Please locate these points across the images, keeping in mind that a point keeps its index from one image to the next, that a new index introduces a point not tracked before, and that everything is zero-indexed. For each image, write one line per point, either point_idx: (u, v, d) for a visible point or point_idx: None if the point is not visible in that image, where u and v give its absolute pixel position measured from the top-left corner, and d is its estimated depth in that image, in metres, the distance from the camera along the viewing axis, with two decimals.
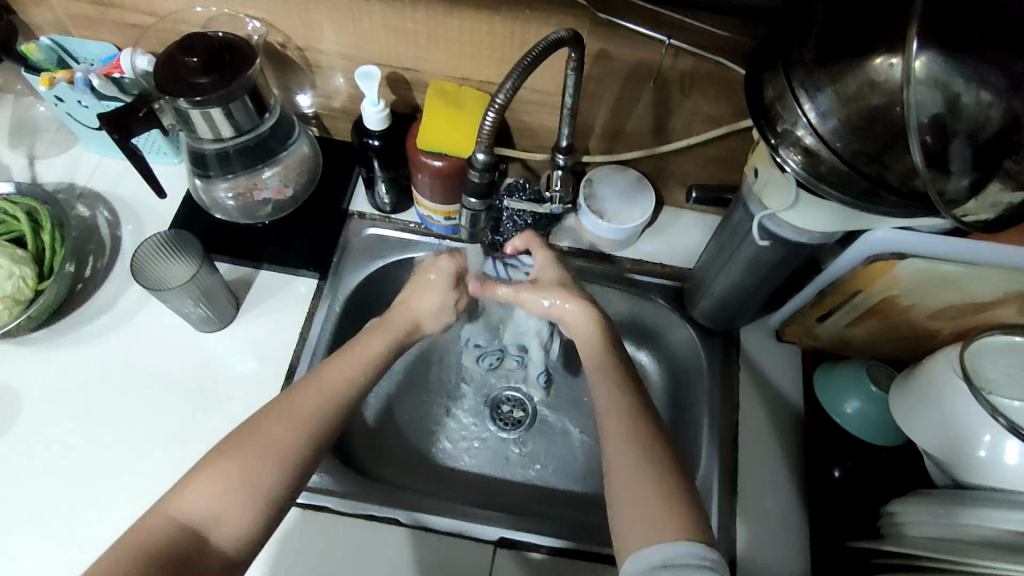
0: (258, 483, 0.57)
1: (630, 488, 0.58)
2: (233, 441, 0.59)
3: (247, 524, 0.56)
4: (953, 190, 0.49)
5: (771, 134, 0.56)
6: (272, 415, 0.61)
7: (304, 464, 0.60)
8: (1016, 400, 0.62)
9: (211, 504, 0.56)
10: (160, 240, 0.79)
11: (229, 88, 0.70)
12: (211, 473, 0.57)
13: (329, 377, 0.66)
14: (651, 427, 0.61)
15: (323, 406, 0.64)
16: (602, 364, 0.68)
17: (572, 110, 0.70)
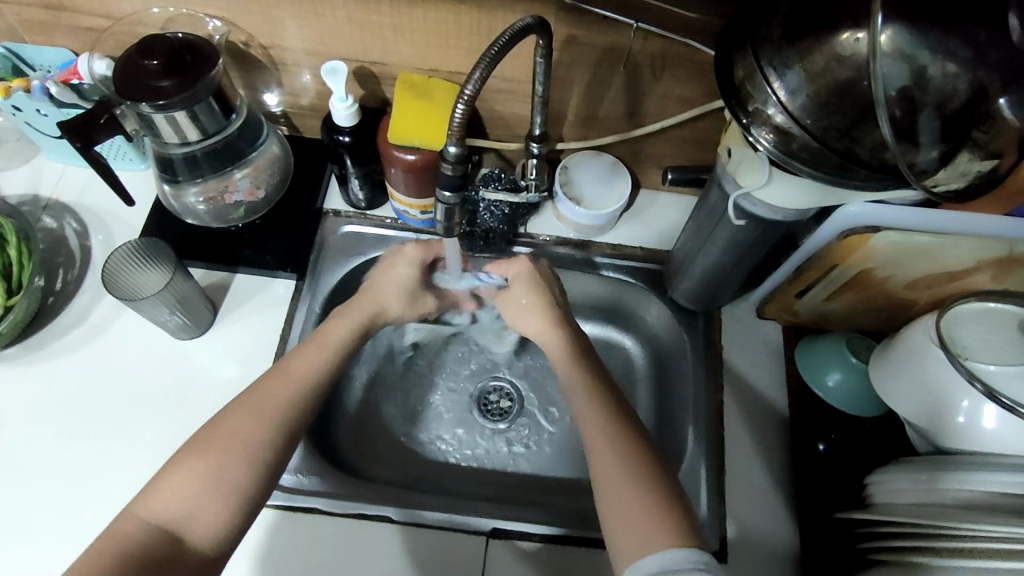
0: (229, 482, 0.58)
1: (616, 478, 0.61)
2: (203, 438, 0.60)
3: (218, 522, 0.57)
4: (923, 162, 0.50)
5: (742, 114, 0.56)
6: (233, 412, 0.62)
7: (273, 462, 0.61)
8: (992, 364, 0.62)
9: (180, 503, 0.56)
10: (134, 246, 0.77)
11: (193, 90, 0.68)
12: (180, 475, 0.57)
13: (286, 371, 0.67)
14: (627, 429, 0.64)
15: (288, 397, 0.65)
16: (573, 368, 0.72)
17: (543, 97, 0.69)
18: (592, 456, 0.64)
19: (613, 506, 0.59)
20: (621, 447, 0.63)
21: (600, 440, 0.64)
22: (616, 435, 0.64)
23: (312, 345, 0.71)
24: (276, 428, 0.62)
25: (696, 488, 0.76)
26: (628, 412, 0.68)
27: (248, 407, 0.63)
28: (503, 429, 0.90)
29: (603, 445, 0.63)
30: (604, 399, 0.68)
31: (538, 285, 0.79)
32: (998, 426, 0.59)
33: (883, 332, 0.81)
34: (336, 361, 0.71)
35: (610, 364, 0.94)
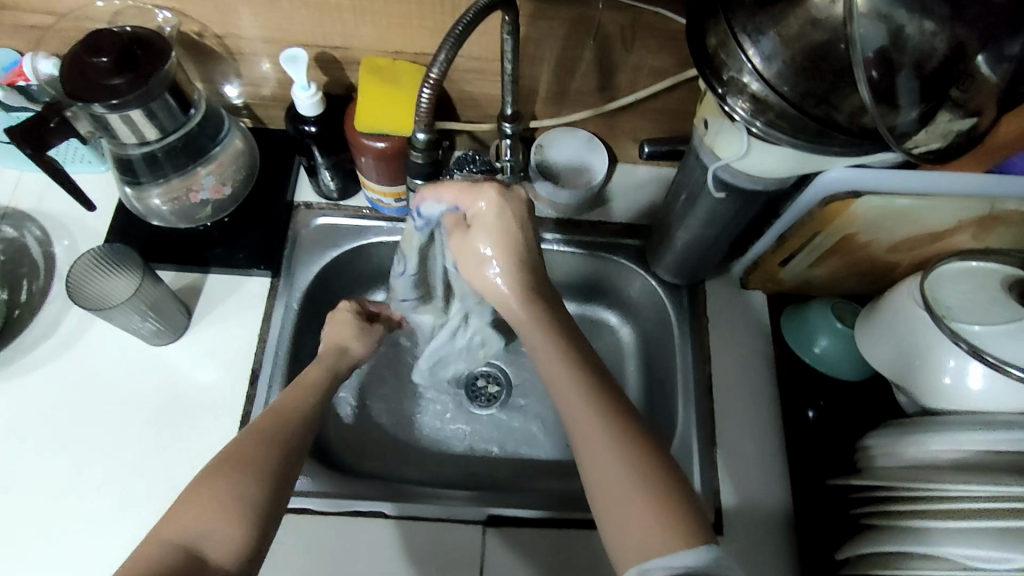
0: (244, 497, 0.55)
1: (611, 472, 0.56)
2: (217, 465, 0.58)
3: (234, 535, 0.54)
4: (903, 124, 0.49)
5: (716, 83, 0.54)
6: (242, 440, 0.60)
7: (280, 475, 0.59)
8: (976, 324, 0.61)
9: (202, 522, 0.54)
10: (98, 254, 0.75)
11: (147, 87, 0.65)
12: (190, 502, 0.55)
13: (278, 409, 0.65)
14: (616, 416, 0.59)
15: (276, 425, 0.63)
16: (554, 344, 0.65)
17: (513, 76, 0.67)
18: (583, 451, 0.59)
19: (613, 503, 0.55)
20: (613, 436, 0.58)
21: (587, 428, 0.59)
22: (605, 423, 0.59)
23: (292, 390, 0.69)
24: (280, 460, 0.60)
25: (689, 464, 0.76)
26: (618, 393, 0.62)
27: (257, 440, 0.60)
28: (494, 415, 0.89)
29: (592, 433, 0.58)
30: (588, 380, 0.62)
31: (506, 227, 0.66)
32: (984, 386, 0.60)
33: (868, 296, 0.81)
34: (318, 398, 0.69)
35: (597, 343, 0.93)
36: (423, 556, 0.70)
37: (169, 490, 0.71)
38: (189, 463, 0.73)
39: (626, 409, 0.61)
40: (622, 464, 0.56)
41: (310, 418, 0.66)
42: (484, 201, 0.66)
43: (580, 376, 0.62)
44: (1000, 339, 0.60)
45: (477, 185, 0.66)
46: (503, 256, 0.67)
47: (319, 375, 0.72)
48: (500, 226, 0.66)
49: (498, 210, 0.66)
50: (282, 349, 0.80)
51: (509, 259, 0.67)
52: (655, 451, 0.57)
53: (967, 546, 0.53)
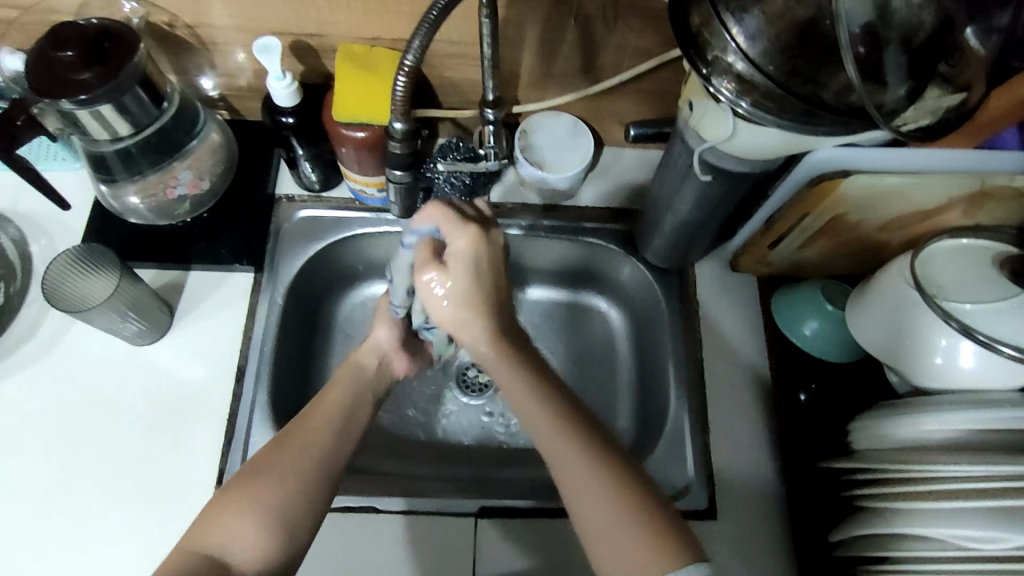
0: (272, 504, 0.56)
1: (589, 496, 0.55)
2: (254, 470, 0.58)
3: (264, 547, 0.54)
4: (892, 101, 0.47)
5: (701, 63, 0.52)
6: (280, 445, 0.60)
7: (325, 482, 0.59)
8: (968, 303, 0.61)
9: (235, 534, 0.54)
10: (74, 255, 0.73)
11: (117, 82, 0.63)
12: (228, 512, 0.55)
13: (317, 410, 0.65)
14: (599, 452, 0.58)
15: (328, 435, 0.63)
16: (528, 381, 0.63)
17: (493, 60, 0.66)
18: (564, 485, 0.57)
19: (599, 538, 0.54)
20: (587, 462, 0.57)
21: (560, 454, 0.58)
22: (577, 450, 0.57)
23: (334, 384, 0.69)
24: (320, 469, 0.60)
25: (682, 450, 0.75)
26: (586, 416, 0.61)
27: (297, 448, 0.60)
28: (486, 404, 0.89)
29: (575, 472, 0.57)
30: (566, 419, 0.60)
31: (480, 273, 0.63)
32: (976, 364, 0.59)
33: (857, 276, 0.80)
34: (357, 392, 0.70)
35: (588, 329, 0.92)
36: (419, 550, 0.70)
37: (157, 492, 0.70)
38: (178, 464, 0.72)
39: (598, 430, 0.60)
40: (602, 490, 0.55)
41: (350, 420, 0.66)
42: (461, 244, 0.62)
43: (548, 401, 0.61)
44: (991, 318, 0.59)
45: (460, 228, 0.62)
46: (469, 302, 0.64)
47: (355, 370, 0.72)
48: (472, 269, 0.63)
49: (473, 251, 0.62)
50: (268, 346, 0.79)
51: (472, 302, 0.65)
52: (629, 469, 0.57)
53: (961, 526, 0.53)
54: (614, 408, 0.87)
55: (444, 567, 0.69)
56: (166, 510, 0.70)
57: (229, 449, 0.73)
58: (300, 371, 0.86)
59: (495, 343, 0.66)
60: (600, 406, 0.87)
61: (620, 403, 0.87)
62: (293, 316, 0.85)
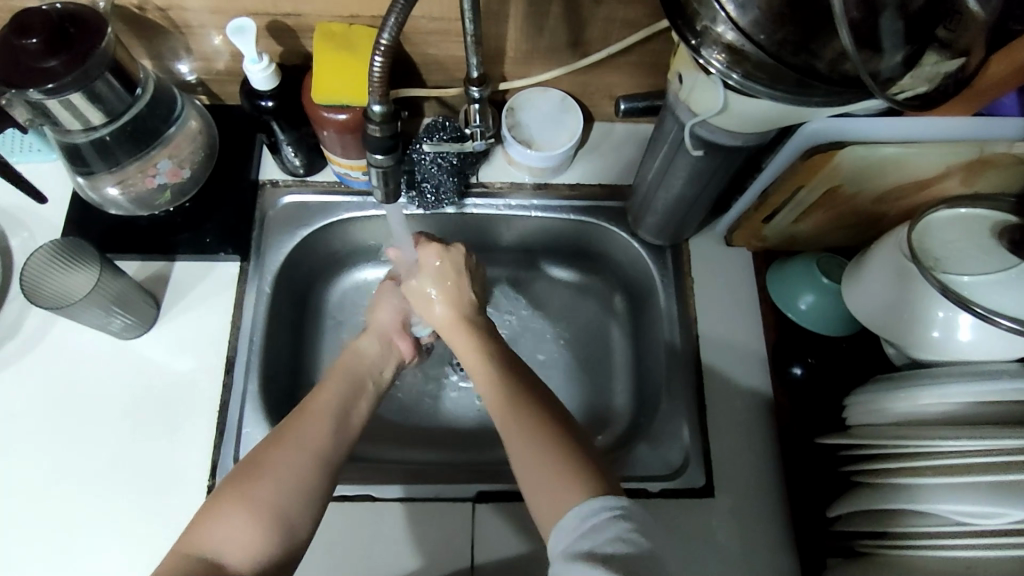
0: (269, 504, 0.55)
1: (547, 489, 0.55)
2: (248, 469, 0.57)
3: (263, 542, 0.54)
4: (886, 69, 0.45)
5: (690, 34, 0.51)
6: (269, 445, 0.60)
7: (325, 481, 0.59)
8: (965, 275, 0.59)
9: (232, 536, 0.53)
10: (52, 250, 0.72)
11: (84, 69, 0.61)
12: (222, 508, 0.55)
13: (311, 405, 0.64)
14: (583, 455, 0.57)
15: (327, 431, 0.62)
16: (521, 397, 0.63)
17: (475, 36, 0.63)
18: (531, 485, 0.57)
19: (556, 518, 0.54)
20: (554, 458, 0.57)
21: (526, 448, 0.58)
22: (542, 443, 0.58)
23: (336, 376, 0.69)
24: (314, 461, 0.59)
25: (679, 428, 0.75)
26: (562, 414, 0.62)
27: (295, 443, 0.60)
28: None
29: (552, 472, 0.56)
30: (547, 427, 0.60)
31: (450, 279, 0.76)
32: (973, 337, 0.58)
33: (854, 248, 0.79)
34: (354, 384, 0.69)
35: (581, 308, 0.91)
36: (414, 537, 0.69)
37: (149, 487, 0.70)
38: (169, 459, 0.71)
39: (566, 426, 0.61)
40: (562, 478, 0.55)
41: (347, 416, 0.65)
42: (427, 257, 0.77)
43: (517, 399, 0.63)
44: (989, 289, 0.58)
45: (424, 245, 0.77)
46: (439, 296, 0.75)
47: (354, 360, 0.72)
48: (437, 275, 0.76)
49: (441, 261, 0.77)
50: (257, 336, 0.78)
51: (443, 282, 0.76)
52: (578, 453, 0.58)
53: (960, 501, 0.53)
54: (610, 388, 0.86)
55: (440, 553, 0.69)
56: (160, 504, 0.69)
57: (222, 441, 0.72)
58: (291, 360, 0.85)
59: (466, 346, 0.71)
60: (595, 387, 0.86)
61: (616, 383, 0.86)
62: (282, 304, 0.84)
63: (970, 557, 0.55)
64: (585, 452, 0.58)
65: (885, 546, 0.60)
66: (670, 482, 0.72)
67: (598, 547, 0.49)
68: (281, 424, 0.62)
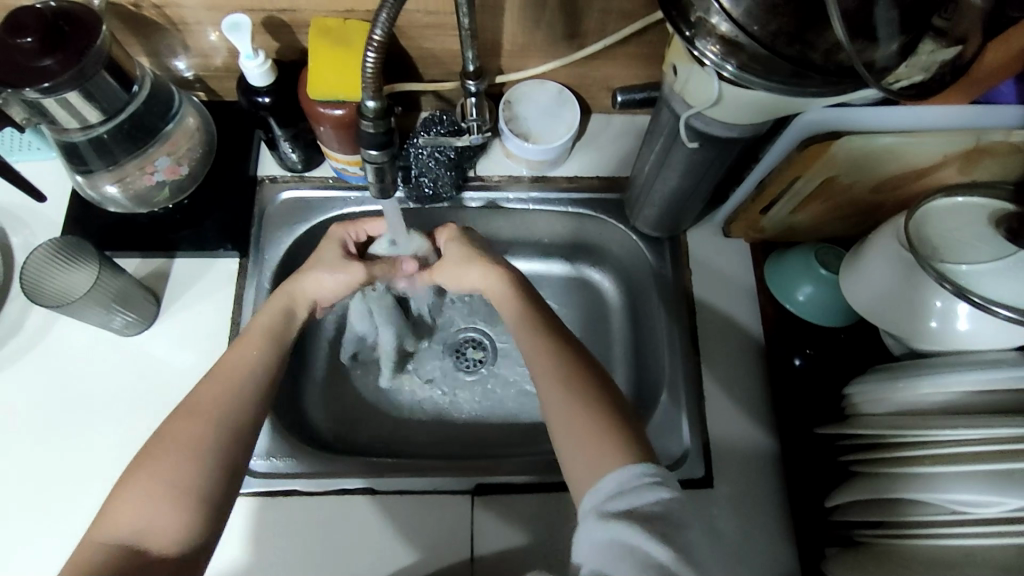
0: (182, 486, 0.56)
1: (587, 464, 0.56)
2: (149, 448, 0.58)
3: (179, 523, 0.55)
4: (882, 58, 0.45)
5: (684, 26, 0.51)
6: (176, 421, 0.60)
7: (225, 458, 0.58)
8: (963, 263, 0.59)
9: (138, 518, 0.54)
10: (51, 247, 0.72)
11: (79, 67, 0.61)
12: (130, 495, 0.55)
13: (220, 374, 0.64)
14: (617, 416, 0.59)
15: (225, 397, 0.62)
16: (581, 364, 0.63)
17: (471, 30, 0.63)
18: (563, 440, 0.59)
19: (589, 473, 0.55)
20: (603, 426, 0.58)
21: (571, 415, 0.59)
22: (588, 414, 0.59)
23: (241, 342, 0.67)
24: (221, 433, 0.59)
25: (677, 418, 0.75)
26: (587, 375, 0.62)
27: (194, 416, 0.60)
28: (479, 380, 0.88)
29: (593, 432, 0.58)
30: (586, 380, 0.62)
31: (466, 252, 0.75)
32: (971, 327, 0.58)
33: (852, 238, 0.79)
34: (276, 345, 0.68)
35: (581, 302, 0.91)
36: (416, 525, 0.70)
37: None
38: None
39: (611, 400, 0.61)
40: (609, 442, 0.56)
41: (259, 382, 0.64)
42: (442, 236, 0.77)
43: (563, 370, 0.63)
44: (987, 278, 0.58)
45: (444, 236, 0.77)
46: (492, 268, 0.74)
47: (273, 321, 0.70)
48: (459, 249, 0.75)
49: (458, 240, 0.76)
50: None
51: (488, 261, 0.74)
52: (609, 418, 0.59)
53: (957, 491, 0.53)
54: None
55: (440, 544, 0.70)
56: None
57: None
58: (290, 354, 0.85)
59: (512, 307, 0.71)
60: None
61: (616, 375, 0.86)
62: None
63: (966, 545, 0.55)
64: (625, 420, 0.59)
65: (883, 536, 0.60)
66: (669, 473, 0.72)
67: (637, 513, 0.50)
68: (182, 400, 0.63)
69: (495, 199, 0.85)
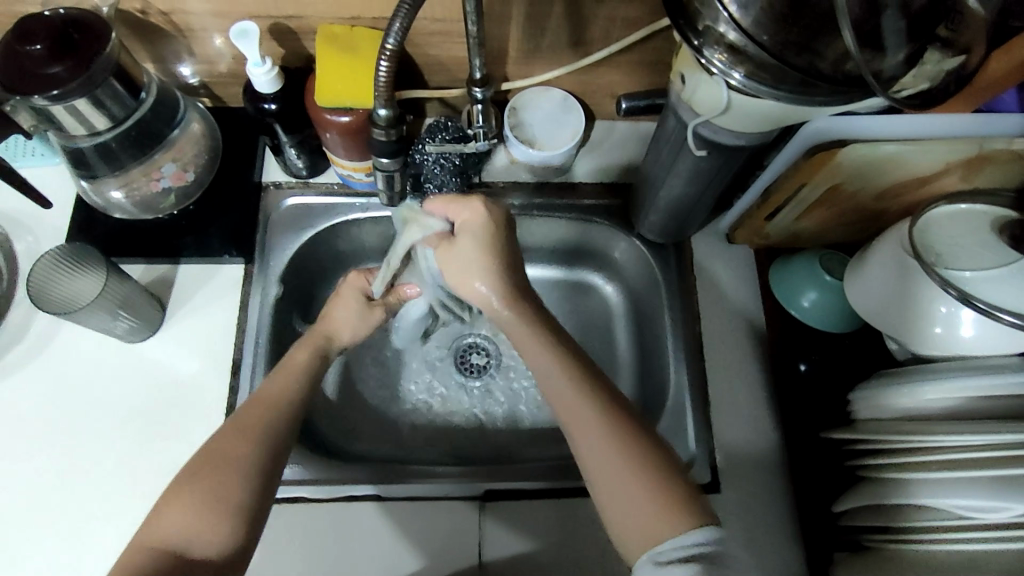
0: (229, 496, 0.56)
1: (624, 475, 0.55)
2: (202, 460, 0.58)
3: (223, 535, 0.54)
4: (889, 68, 0.46)
5: (692, 35, 0.51)
6: (223, 437, 0.60)
7: (269, 473, 0.59)
8: (967, 270, 0.60)
9: (190, 526, 0.54)
10: (58, 254, 0.72)
11: (89, 74, 0.61)
12: (180, 503, 0.55)
13: (263, 397, 0.64)
14: (636, 431, 0.58)
15: (270, 417, 0.62)
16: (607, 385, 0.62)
17: (479, 38, 0.64)
18: (584, 452, 0.58)
19: (619, 496, 0.55)
20: (621, 440, 0.57)
21: (587, 427, 0.58)
22: (611, 430, 0.58)
23: (285, 368, 0.68)
24: (257, 450, 0.59)
25: (683, 424, 0.75)
26: (605, 386, 0.61)
27: (243, 432, 0.60)
28: (483, 386, 0.88)
29: (610, 444, 0.57)
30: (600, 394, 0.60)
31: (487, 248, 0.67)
32: (975, 333, 0.59)
33: (855, 244, 0.79)
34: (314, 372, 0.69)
35: (585, 308, 0.92)
36: (428, 529, 0.70)
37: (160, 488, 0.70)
38: (181, 461, 0.72)
39: (627, 411, 0.60)
40: (633, 460, 0.56)
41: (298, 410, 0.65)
42: (461, 210, 0.68)
43: (570, 377, 0.61)
44: (987, 285, 0.59)
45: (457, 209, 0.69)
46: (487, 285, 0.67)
47: (312, 357, 0.70)
48: (474, 236, 0.67)
49: (480, 218, 0.67)
50: (262, 339, 0.78)
51: (492, 273, 0.67)
52: (645, 433, 0.59)
53: (963, 496, 0.53)
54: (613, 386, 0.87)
55: (451, 550, 0.70)
56: None
57: None
58: None
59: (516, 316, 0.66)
60: None
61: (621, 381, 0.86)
62: (287, 304, 0.84)
63: (972, 550, 0.56)
64: (634, 425, 0.58)
65: (889, 541, 0.61)
66: None
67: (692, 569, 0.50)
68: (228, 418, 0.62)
69: (569, 204, 0.85)
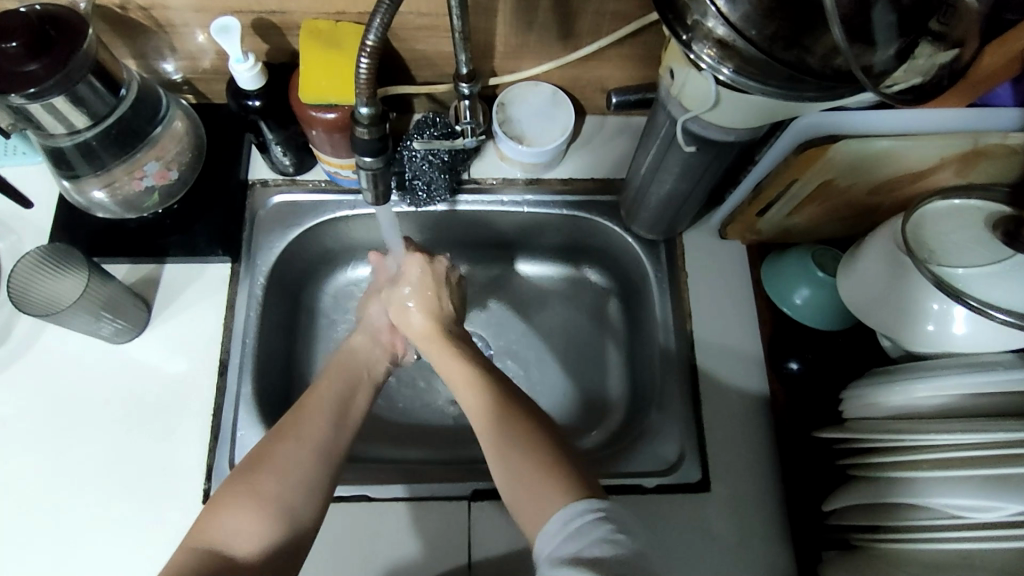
0: (277, 502, 0.57)
1: (530, 476, 0.56)
2: (249, 464, 0.59)
3: (268, 538, 0.55)
4: (879, 63, 0.45)
5: (681, 29, 0.50)
6: (274, 440, 0.61)
7: (328, 483, 0.60)
8: (959, 267, 0.59)
9: (237, 525, 0.55)
10: (39, 254, 0.71)
11: (66, 71, 0.60)
12: (228, 501, 0.56)
13: (305, 406, 0.65)
14: (545, 435, 0.60)
15: (322, 430, 0.63)
16: (532, 408, 0.64)
17: (464, 32, 0.62)
18: (505, 477, 0.58)
19: (530, 499, 0.56)
20: (531, 447, 0.59)
21: (506, 445, 0.60)
22: (527, 443, 0.59)
23: (332, 373, 0.70)
24: (315, 458, 0.61)
25: (674, 424, 0.75)
26: (539, 415, 0.63)
27: (292, 438, 0.61)
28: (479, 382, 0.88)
29: (520, 459, 0.58)
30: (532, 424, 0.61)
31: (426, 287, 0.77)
32: (968, 330, 0.58)
33: (847, 239, 0.79)
34: (352, 382, 0.70)
35: (580, 302, 0.91)
36: (416, 529, 0.69)
37: (144, 492, 0.69)
38: (168, 465, 0.71)
39: (556, 435, 0.61)
40: (532, 463, 0.57)
41: (342, 421, 0.66)
42: (410, 266, 0.78)
43: (526, 432, 0.60)
44: (985, 281, 0.58)
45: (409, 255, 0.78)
46: (418, 306, 0.76)
47: (352, 364, 0.72)
48: (418, 284, 0.77)
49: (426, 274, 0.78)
50: (249, 338, 0.78)
51: (420, 296, 0.76)
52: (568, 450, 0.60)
53: (954, 495, 0.53)
54: (606, 380, 0.86)
55: (440, 549, 0.69)
56: (157, 511, 0.69)
57: (216, 446, 0.72)
58: (284, 360, 0.84)
59: (452, 360, 0.70)
60: (590, 381, 0.86)
61: (612, 376, 0.86)
62: (274, 304, 0.83)
63: (964, 548, 0.54)
64: (548, 433, 0.60)
65: (881, 540, 0.60)
66: (665, 477, 0.72)
67: (581, 549, 0.49)
68: (275, 424, 0.64)
69: (560, 199, 0.84)
